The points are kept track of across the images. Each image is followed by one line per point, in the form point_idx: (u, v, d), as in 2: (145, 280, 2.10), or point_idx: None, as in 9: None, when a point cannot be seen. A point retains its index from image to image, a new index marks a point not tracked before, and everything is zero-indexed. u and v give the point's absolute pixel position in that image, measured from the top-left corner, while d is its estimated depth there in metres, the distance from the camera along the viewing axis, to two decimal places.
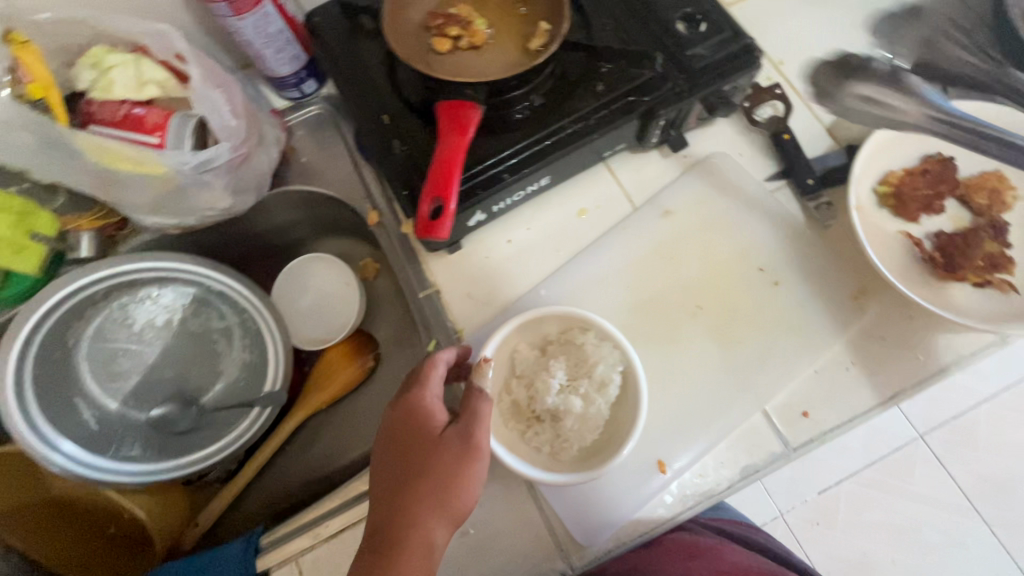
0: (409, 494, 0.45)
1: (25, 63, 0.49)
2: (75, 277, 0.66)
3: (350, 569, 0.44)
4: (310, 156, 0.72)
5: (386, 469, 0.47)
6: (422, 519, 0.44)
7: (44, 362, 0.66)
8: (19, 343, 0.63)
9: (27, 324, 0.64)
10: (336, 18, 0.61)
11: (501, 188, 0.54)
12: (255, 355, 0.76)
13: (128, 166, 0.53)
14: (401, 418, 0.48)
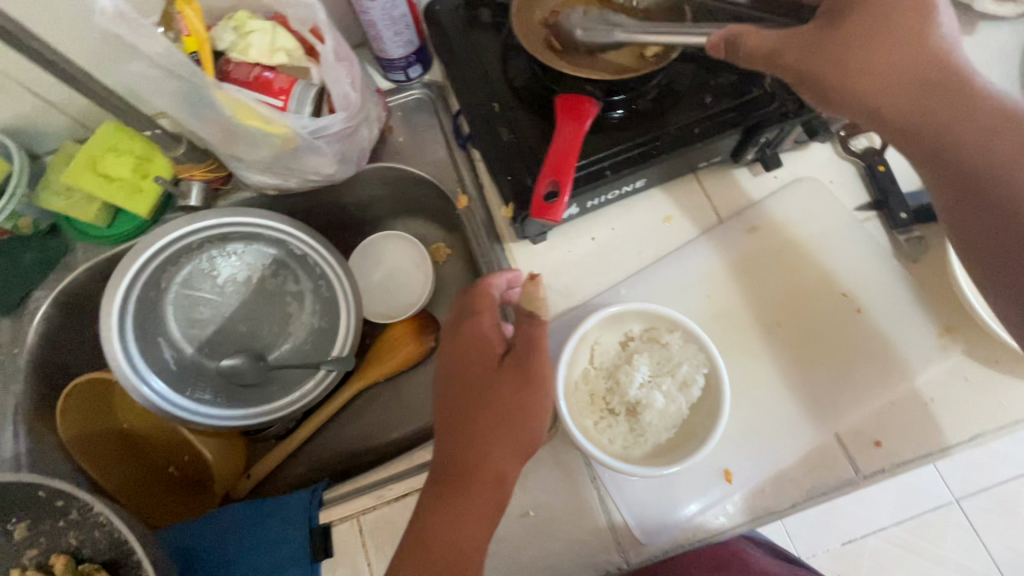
0: (476, 426, 0.47)
1: (186, 18, 0.54)
2: (178, 226, 0.70)
3: (424, 492, 0.48)
4: (403, 139, 0.74)
5: (450, 402, 0.49)
6: (491, 449, 0.46)
7: (141, 301, 0.70)
8: (125, 281, 0.68)
9: (131, 263, 0.68)
10: (456, 9, 0.65)
11: (601, 184, 0.55)
12: (325, 322, 0.79)
13: (256, 123, 0.56)
14: (463, 351, 0.50)
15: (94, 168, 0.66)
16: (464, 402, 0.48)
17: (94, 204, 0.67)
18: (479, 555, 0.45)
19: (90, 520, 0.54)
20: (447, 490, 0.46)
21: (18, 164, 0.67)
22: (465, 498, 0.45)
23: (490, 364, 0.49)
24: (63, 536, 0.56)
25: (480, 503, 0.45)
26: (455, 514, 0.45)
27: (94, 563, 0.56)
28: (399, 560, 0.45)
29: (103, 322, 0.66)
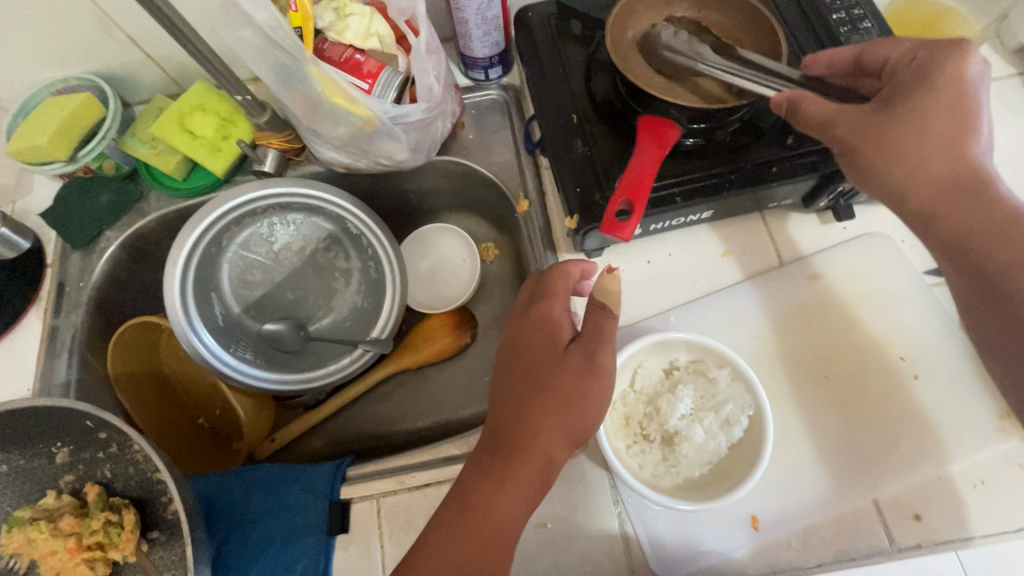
0: (531, 405, 0.46)
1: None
2: (250, 188, 0.73)
3: (469, 460, 0.47)
4: (472, 136, 0.75)
5: (508, 377, 0.49)
6: (543, 431, 0.45)
7: (204, 252, 0.73)
8: (195, 231, 0.71)
9: (202, 216, 0.71)
10: (548, 18, 0.66)
11: (670, 210, 0.55)
12: (368, 303, 0.81)
13: (343, 102, 0.58)
14: (529, 329, 0.49)
15: (181, 123, 0.69)
16: (523, 381, 0.48)
17: (174, 157, 0.71)
18: (515, 533, 0.44)
19: (129, 453, 0.57)
20: (493, 464, 0.45)
21: (112, 107, 0.71)
22: (509, 474, 0.45)
23: (555, 347, 0.48)
24: (99, 467, 0.58)
25: (524, 482, 0.44)
26: (498, 486, 0.44)
27: (124, 499, 0.58)
28: (435, 523, 0.45)
29: (167, 269, 0.69)
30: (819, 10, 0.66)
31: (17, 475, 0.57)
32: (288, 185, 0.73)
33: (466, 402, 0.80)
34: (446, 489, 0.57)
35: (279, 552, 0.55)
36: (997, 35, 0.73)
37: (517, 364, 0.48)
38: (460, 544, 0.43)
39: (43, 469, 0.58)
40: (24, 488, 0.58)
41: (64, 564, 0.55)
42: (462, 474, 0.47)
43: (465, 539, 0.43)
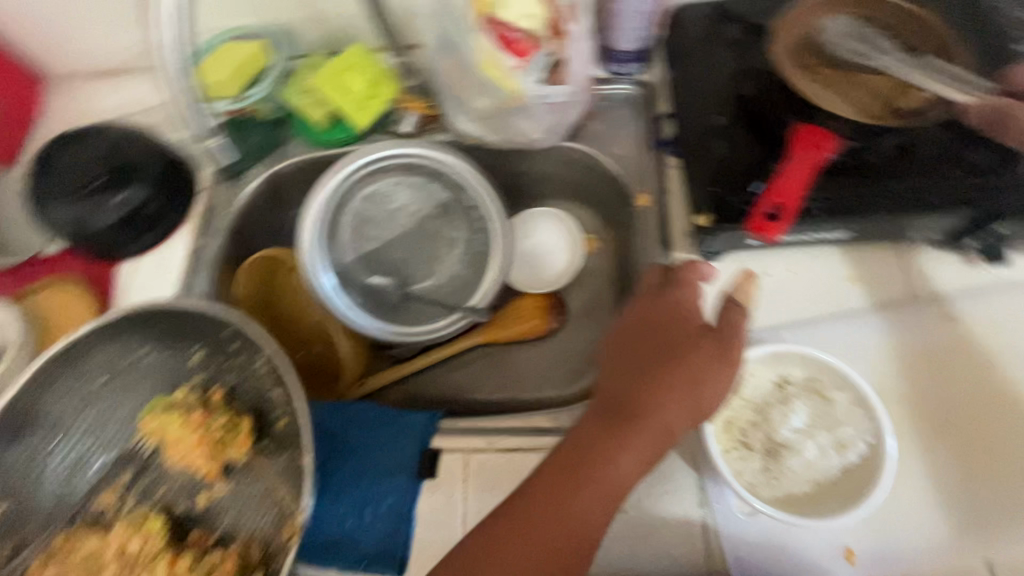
0: (657, 380, 0.49)
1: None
2: (384, 146, 0.78)
3: (586, 418, 0.51)
4: (600, 126, 0.76)
5: (633, 352, 0.52)
6: (665, 405, 0.48)
7: (335, 197, 0.78)
8: (334, 176, 0.77)
9: (340, 164, 0.77)
10: (703, 19, 0.66)
11: (808, 223, 0.54)
12: (468, 272, 0.84)
13: (496, 75, 0.61)
14: (663, 310, 0.52)
15: (337, 77, 0.74)
16: (649, 356, 0.51)
17: (324, 107, 0.76)
18: (624, 489, 0.48)
19: (253, 364, 0.62)
20: (613, 425, 0.49)
21: (278, 58, 0.77)
22: (627, 437, 0.48)
23: (684, 330, 0.51)
24: (223, 374, 0.64)
25: (642, 447, 0.48)
26: (615, 447, 0.48)
27: (241, 407, 0.63)
28: (548, 468, 0.49)
29: (305, 206, 0.75)
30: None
31: (152, 370, 0.64)
32: (421, 147, 0.78)
33: (546, 385, 0.81)
34: (533, 457, 0.59)
35: (370, 486, 0.58)
36: None
37: (644, 341, 0.52)
38: (574, 489, 0.47)
39: (175, 367, 0.64)
40: (157, 380, 0.64)
41: (189, 452, 0.61)
42: (578, 428, 0.51)
43: (580, 484, 0.48)
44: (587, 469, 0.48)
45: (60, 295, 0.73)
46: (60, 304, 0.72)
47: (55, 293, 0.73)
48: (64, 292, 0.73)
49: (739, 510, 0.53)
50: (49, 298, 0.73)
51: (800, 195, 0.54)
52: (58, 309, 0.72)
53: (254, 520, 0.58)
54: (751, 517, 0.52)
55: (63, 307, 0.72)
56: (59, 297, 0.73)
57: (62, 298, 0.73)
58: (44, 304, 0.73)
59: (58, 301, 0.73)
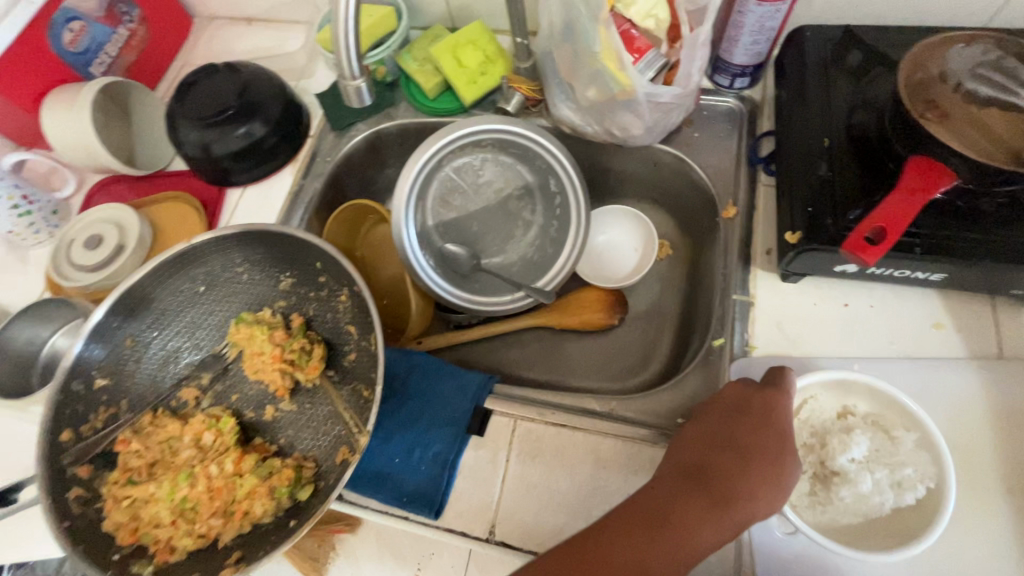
0: (752, 464, 0.49)
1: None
2: (485, 120, 0.79)
3: (664, 485, 0.49)
4: (697, 135, 0.77)
5: (722, 428, 0.52)
6: (756, 494, 0.48)
7: (430, 162, 0.79)
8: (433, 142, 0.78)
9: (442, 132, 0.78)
10: (826, 42, 0.66)
11: (902, 258, 0.54)
12: (538, 256, 0.87)
13: (612, 66, 0.63)
14: (762, 400, 0.52)
15: (453, 52, 0.79)
16: (746, 447, 0.50)
17: (436, 78, 0.81)
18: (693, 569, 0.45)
19: (338, 295, 0.67)
20: (701, 499, 0.47)
21: (402, 25, 0.83)
22: (714, 516, 0.46)
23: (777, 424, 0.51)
24: (307, 303, 0.69)
25: (724, 533, 0.46)
26: (702, 522, 0.46)
27: (318, 335, 0.69)
28: (621, 524, 0.46)
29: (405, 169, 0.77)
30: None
31: (246, 287, 0.69)
32: (523, 128, 0.80)
33: (595, 377, 0.83)
34: (578, 436, 0.60)
35: (423, 431, 0.61)
36: None
37: (739, 423, 0.51)
38: (646, 546, 0.45)
39: (266, 287, 0.70)
40: (248, 299, 0.70)
41: (265, 366, 0.65)
42: (657, 490, 0.48)
43: (660, 550, 0.45)
44: (670, 537, 0.45)
45: (178, 210, 0.82)
46: (178, 217, 0.81)
47: (175, 208, 0.82)
48: (182, 208, 0.82)
49: (778, 529, 0.53)
50: (170, 211, 0.82)
51: (902, 227, 0.51)
52: (176, 222, 0.81)
53: (313, 442, 0.63)
54: (790, 536, 0.53)
55: (179, 221, 0.81)
56: (178, 213, 0.82)
57: (180, 214, 0.82)
58: (166, 216, 0.82)
59: (176, 215, 0.82)
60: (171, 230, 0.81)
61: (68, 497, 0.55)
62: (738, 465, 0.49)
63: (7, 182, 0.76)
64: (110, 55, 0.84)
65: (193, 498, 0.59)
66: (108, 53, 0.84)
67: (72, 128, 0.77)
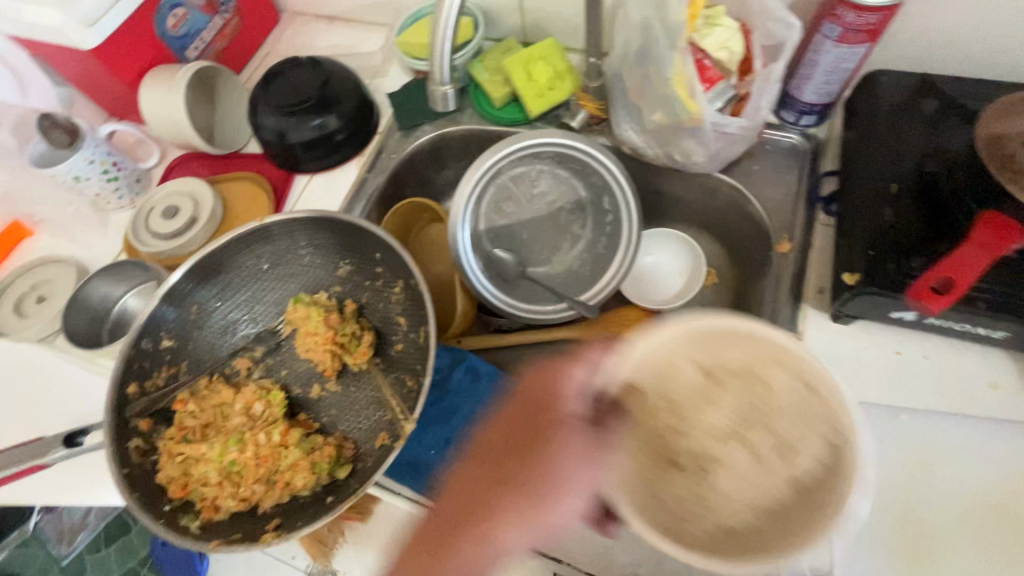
0: (511, 472, 0.43)
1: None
2: (549, 134, 0.82)
3: (437, 510, 0.46)
4: (757, 168, 0.77)
5: (500, 435, 0.46)
6: (498, 518, 0.42)
7: (490, 170, 0.83)
8: (496, 152, 0.82)
9: (506, 143, 0.81)
10: (902, 89, 0.65)
11: (967, 312, 0.53)
12: (583, 270, 0.88)
13: (682, 94, 0.64)
14: (534, 389, 0.46)
15: (525, 66, 0.81)
16: (539, 429, 0.44)
17: (505, 88, 0.84)
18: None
19: (393, 286, 0.69)
20: (461, 521, 0.44)
21: (479, 34, 0.86)
22: (471, 525, 0.43)
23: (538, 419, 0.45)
24: (362, 291, 0.72)
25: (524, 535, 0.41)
26: (486, 526, 0.42)
27: (368, 323, 0.71)
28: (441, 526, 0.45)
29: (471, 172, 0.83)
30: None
31: (307, 268, 0.73)
32: (586, 146, 0.81)
33: None
34: None
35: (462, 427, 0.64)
36: None
37: (534, 437, 0.44)
38: (443, 554, 0.43)
39: (324, 271, 0.73)
40: (307, 281, 0.73)
41: (317, 346, 0.68)
42: (456, 485, 0.47)
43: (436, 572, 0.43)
44: (465, 530, 0.43)
45: (248, 192, 0.87)
46: (246, 198, 0.86)
47: (245, 189, 0.87)
48: (251, 190, 0.86)
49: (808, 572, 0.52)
50: (240, 191, 0.87)
51: (971, 281, 0.52)
52: (244, 202, 0.86)
53: (355, 423, 0.66)
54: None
55: (247, 202, 0.86)
56: (248, 193, 0.86)
57: (249, 195, 0.86)
58: (235, 195, 0.86)
59: (245, 196, 0.86)
60: (240, 209, 0.85)
61: (130, 447, 0.59)
62: (495, 476, 0.44)
63: (103, 149, 0.81)
64: (205, 40, 0.91)
65: (240, 463, 0.62)
66: (202, 39, 0.90)
67: (165, 105, 0.83)
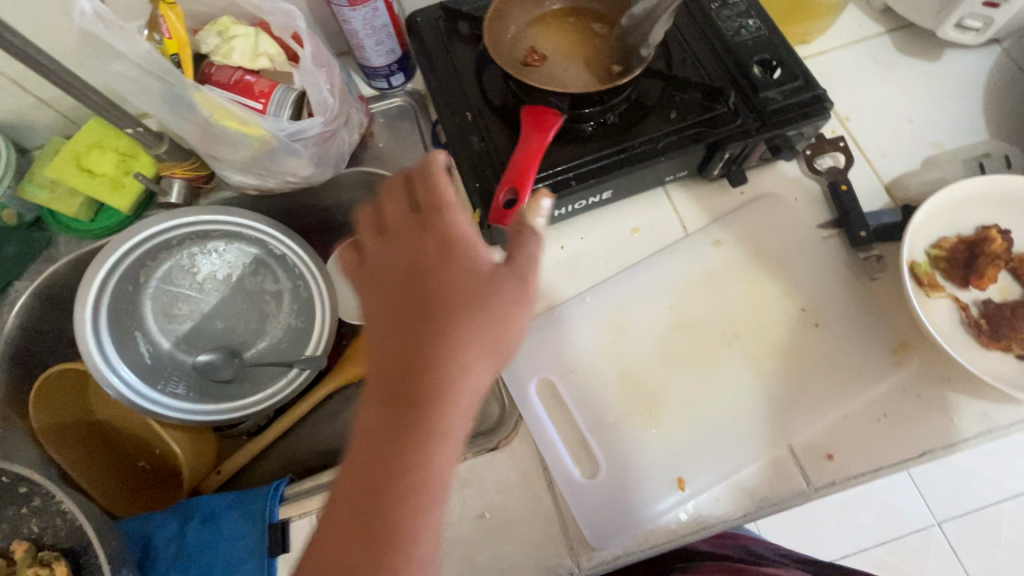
0: None
1: (169, 22, 0.55)
2: (161, 220, 0.71)
3: None
4: (384, 145, 0.76)
5: None
6: None
7: (117, 294, 0.70)
8: (109, 265, 0.68)
9: (108, 255, 0.68)
10: (436, 21, 0.67)
11: (567, 194, 0.57)
12: (301, 322, 0.79)
13: (233, 124, 0.58)
14: None
15: (77, 163, 0.68)
16: None
17: (76, 199, 0.69)
18: None
19: (55, 505, 0.56)
20: None
21: (5, 156, 0.69)
22: None
23: None
24: (25, 523, 0.56)
25: None
26: None
27: (54, 551, 0.55)
28: None
29: (78, 308, 0.66)
30: (709, 11, 0.63)
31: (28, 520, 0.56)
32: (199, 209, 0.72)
33: None
34: None
35: None
36: None
37: None
38: None
39: None
40: None
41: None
42: None
43: None
44: None
45: (423, 251, 0.49)
46: (419, 290, 0.47)
47: (435, 257, 0.48)
48: (418, 206, 0.52)
49: (579, 476, 0.56)
50: (460, 268, 0.48)
51: (532, 175, 0.52)
52: (428, 285, 0.47)
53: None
54: (593, 479, 0.56)
55: (441, 221, 0.49)
56: (416, 351, 0.45)
57: (435, 276, 0.47)
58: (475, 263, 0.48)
59: (416, 281, 0.48)
60: (436, 334, 0.44)
61: None
62: None
63: None
64: None
65: None
66: None
67: None
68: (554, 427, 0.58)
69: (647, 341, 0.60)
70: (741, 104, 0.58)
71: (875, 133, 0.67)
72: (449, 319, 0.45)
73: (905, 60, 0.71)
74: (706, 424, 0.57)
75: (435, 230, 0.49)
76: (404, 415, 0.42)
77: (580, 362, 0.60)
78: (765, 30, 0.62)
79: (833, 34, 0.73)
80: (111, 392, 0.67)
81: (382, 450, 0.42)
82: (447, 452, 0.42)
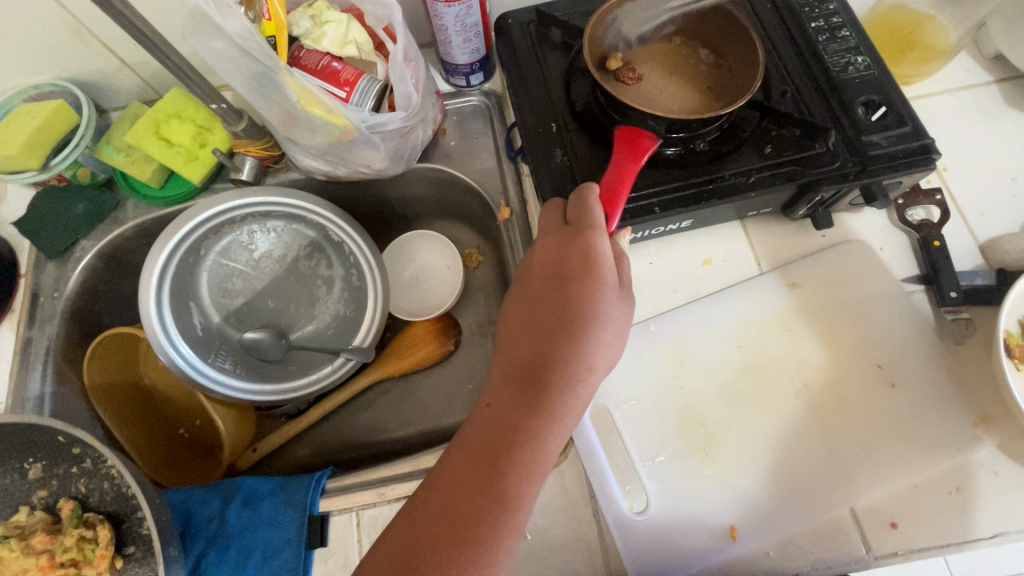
0: None
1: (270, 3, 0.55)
2: (228, 199, 0.71)
3: None
4: (454, 142, 0.75)
5: None
6: None
7: (179, 265, 0.70)
8: (174, 238, 0.69)
9: (176, 229, 0.69)
10: (528, 26, 0.65)
11: (648, 220, 0.55)
12: (350, 311, 0.79)
13: (318, 111, 0.57)
14: None
15: (156, 131, 0.69)
16: None
17: (150, 165, 0.70)
18: None
19: (104, 471, 0.56)
20: None
21: (87, 115, 0.70)
22: None
23: None
24: (75, 480, 0.57)
25: None
26: None
27: (98, 514, 0.57)
28: None
29: (144, 276, 0.67)
30: (816, 44, 0.60)
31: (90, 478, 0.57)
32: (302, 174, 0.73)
33: (451, 411, 0.78)
34: None
35: (258, 567, 0.54)
36: (975, 42, 0.71)
37: None
38: None
39: (22, 479, 0.59)
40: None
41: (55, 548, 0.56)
42: None
43: None
44: None
45: (568, 256, 0.49)
46: (563, 291, 0.47)
47: (582, 265, 0.48)
48: (568, 215, 0.51)
49: (627, 509, 0.54)
50: (600, 275, 0.48)
51: (619, 198, 0.51)
52: (572, 287, 0.47)
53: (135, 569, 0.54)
54: (643, 514, 0.54)
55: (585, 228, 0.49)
56: (547, 356, 0.46)
57: (581, 283, 0.47)
58: (617, 281, 0.49)
59: (559, 281, 0.48)
60: (572, 336, 0.46)
61: None
62: None
63: None
64: None
65: None
66: None
67: None
68: (607, 457, 0.56)
69: (713, 379, 0.58)
70: (842, 145, 0.56)
71: (973, 188, 0.63)
72: (591, 323, 0.46)
73: (1014, 113, 0.67)
74: (766, 452, 0.55)
75: (581, 240, 0.48)
76: (534, 398, 0.44)
77: (638, 391, 0.59)
78: (872, 70, 0.59)
79: (937, 79, 0.69)
80: (164, 360, 0.68)
81: (510, 421, 0.44)
82: (558, 434, 0.45)
